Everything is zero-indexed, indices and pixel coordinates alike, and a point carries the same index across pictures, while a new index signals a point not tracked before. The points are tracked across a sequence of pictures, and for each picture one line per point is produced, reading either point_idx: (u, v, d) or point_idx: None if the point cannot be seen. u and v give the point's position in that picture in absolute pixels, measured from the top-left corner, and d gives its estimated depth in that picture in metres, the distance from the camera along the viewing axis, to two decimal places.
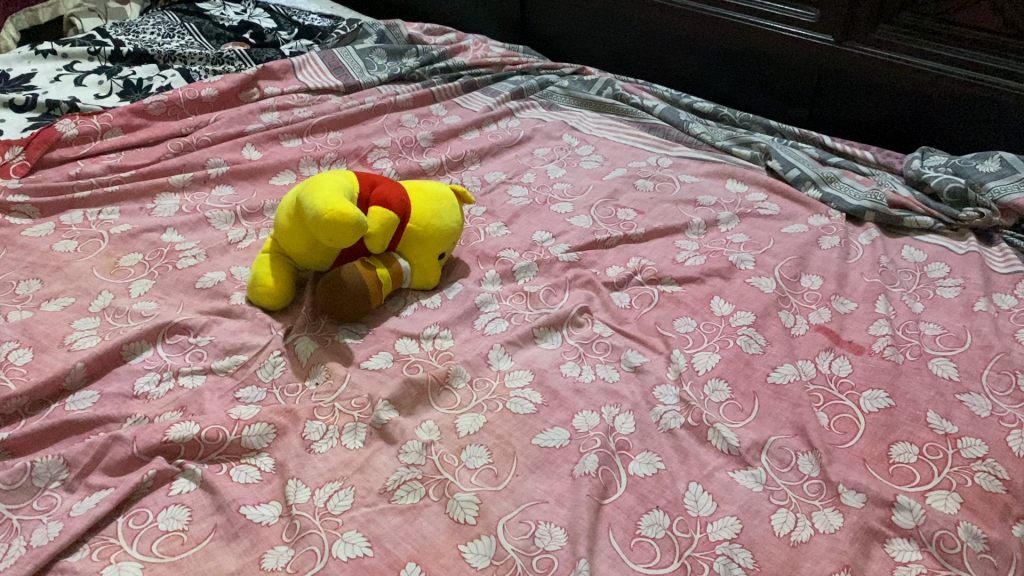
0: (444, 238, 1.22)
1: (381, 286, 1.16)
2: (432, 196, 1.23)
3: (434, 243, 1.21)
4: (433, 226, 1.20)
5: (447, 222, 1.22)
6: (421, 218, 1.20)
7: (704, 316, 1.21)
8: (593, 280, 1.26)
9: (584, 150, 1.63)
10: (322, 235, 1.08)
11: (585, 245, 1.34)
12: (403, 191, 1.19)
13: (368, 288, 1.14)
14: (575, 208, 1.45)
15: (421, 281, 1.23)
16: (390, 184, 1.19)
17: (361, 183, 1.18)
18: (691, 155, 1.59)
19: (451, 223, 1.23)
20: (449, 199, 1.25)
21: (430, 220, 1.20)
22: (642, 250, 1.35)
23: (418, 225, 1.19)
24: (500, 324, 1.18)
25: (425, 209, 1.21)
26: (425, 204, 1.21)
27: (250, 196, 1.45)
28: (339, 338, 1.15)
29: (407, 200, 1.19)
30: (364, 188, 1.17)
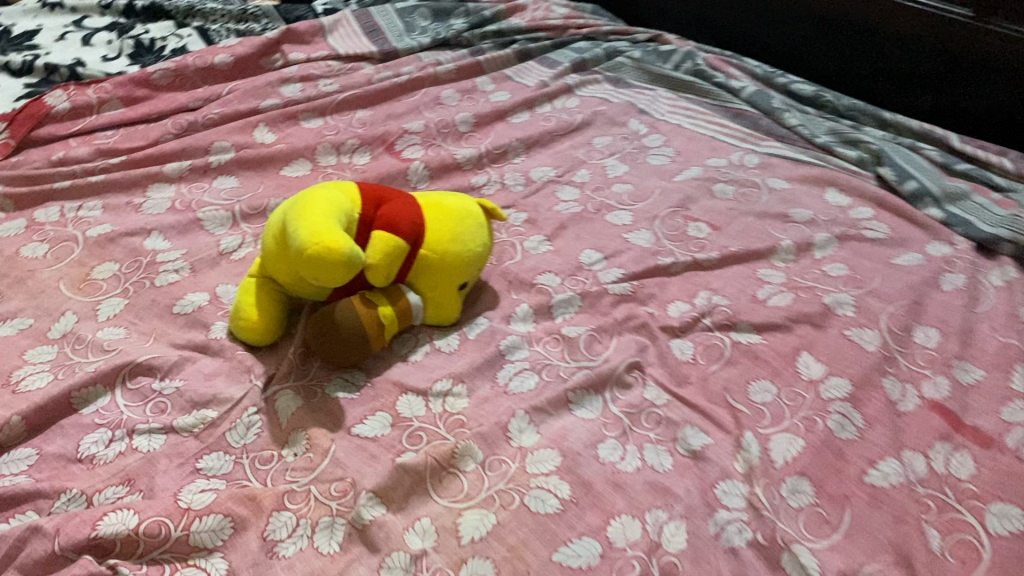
0: (465, 267, 1.00)
1: (382, 328, 0.95)
2: (453, 214, 1.00)
3: (452, 274, 0.99)
4: (452, 252, 0.98)
5: (470, 248, 1.00)
6: (438, 242, 0.97)
7: (786, 381, 0.97)
8: (650, 323, 1.02)
9: (653, 139, 1.36)
10: (307, 273, 0.87)
11: (644, 272, 1.10)
12: (416, 211, 0.97)
13: (365, 332, 0.93)
14: (635, 219, 1.19)
15: (435, 315, 1.01)
16: (401, 201, 0.97)
17: (363, 199, 0.96)
18: (782, 152, 1.30)
19: (474, 247, 1.00)
20: (476, 219, 1.02)
21: (447, 245, 0.98)
22: (715, 281, 1.10)
23: (432, 252, 0.97)
24: (528, 380, 0.96)
25: (442, 232, 0.98)
26: (445, 226, 0.99)
27: (255, 190, 1.24)
28: (329, 392, 0.94)
29: (420, 221, 0.96)
30: (368, 206, 0.95)
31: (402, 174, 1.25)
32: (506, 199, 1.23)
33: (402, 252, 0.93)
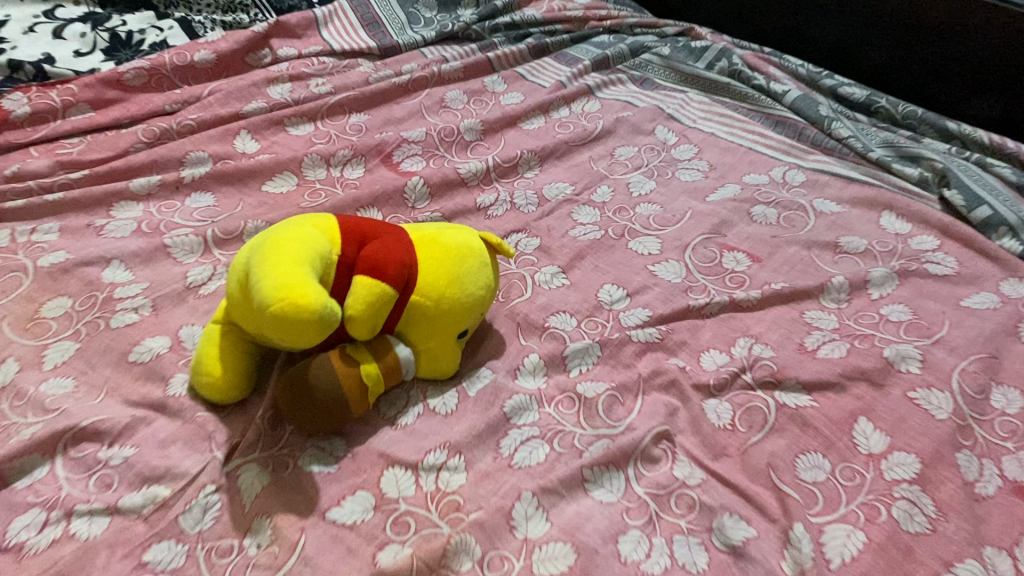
0: (464, 313, 0.85)
1: (365, 388, 0.80)
2: (451, 252, 0.85)
3: (449, 322, 0.85)
4: (449, 297, 0.83)
5: (471, 292, 0.85)
6: (432, 285, 0.83)
7: (842, 455, 0.82)
8: (681, 379, 0.87)
9: (684, 150, 1.20)
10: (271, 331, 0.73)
11: (673, 315, 0.95)
12: (406, 250, 0.82)
13: (344, 394, 0.79)
14: (664, 247, 1.04)
15: (429, 368, 0.87)
16: (389, 239, 0.82)
17: (344, 238, 0.81)
18: (830, 168, 1.15)
19: (475, 292, 0.85)
20: (478, 256, 0.87)
21: (442, 291, 0.83)
22: (755, 325, 0.95)
23: (425, 299, 0.83)
24: (536, 451, 0.82)
25: (437, 273, 0.84)
26: (441, 266, 0.84)
27: (233, 209, 1.10)
28: (302, 466, 0.80)
29: (411, 263, 0.82)
30: (349, 247, 0.81)
31: (399, 192, 1.09)
32: (515, 221, 1.07)
33: (389, 300, 0.79)
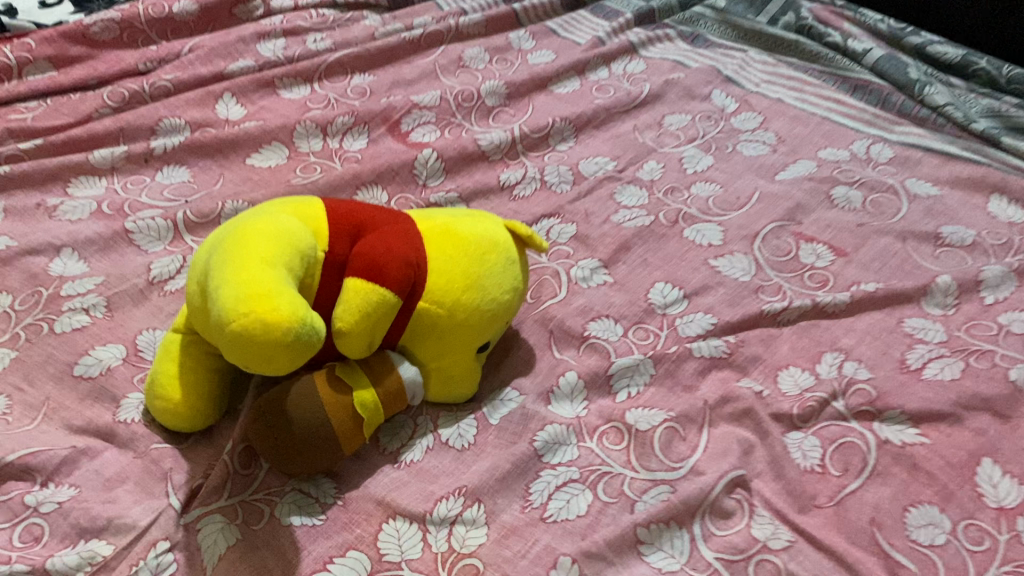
0: (485, 323, 0.68)
1: (358, 419, 0.64)
2: (470, 246, 0.68)
3: (466, 334, 0.67)
4: (466, 304, 0.66)
5: (494, 296, 0.68)
6: (444, 289, 0.66)
7: (966, 509, 0.64)
8: (757, 408, 0.70)
9: (746, 118, 1.01)
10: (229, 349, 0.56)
11: (742, 323, 0.77)
12: (412, 245, 0.65)
13: (332, 429, 0.62)
14: (727, 236, 0.86)
15: (441, 389, 0.70)
16: (390, 231, 0.65)
17: (333, 228, 0.64)
18: (923, 142, 0.96)
19: (499, 296, 0.68)
20: (503, 251, 0.70)
21: (458, 297, 0.66)
22: (843, 337, 0.77)
23: (436, 306, 0.65)
24: (576, 499, 0.64)
25: (453, 274, 0.66)
26: (456, 265, 0.67)
27: (212, 186, 0.93)
28: (279, 517, 0.63)
29: (418, 262, 0.65)
30: (340, 241, 0.63)
31: (407, 166, 0.92)
32: (547, 203, 0.90)
33: (390, 310, 0.61)
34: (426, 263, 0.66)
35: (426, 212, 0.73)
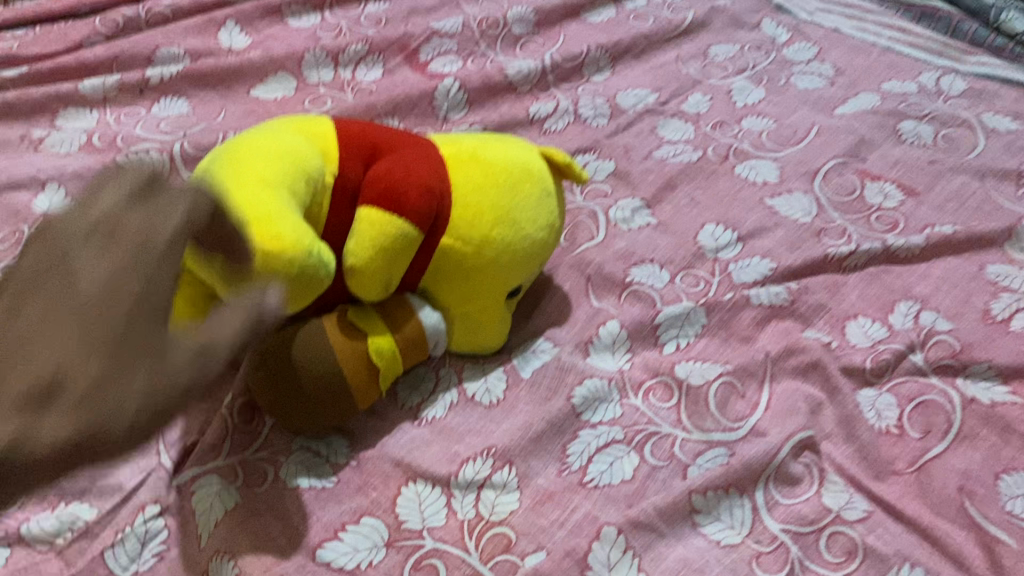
0: (518, 263, 0.60)
1: (374, 370, 0.56)
2: (502, 173, 0.59)
3: (497, 274, 0.59)
4: (497, 240, 0.58)
5: (528, 232, 0.60)
6: (471, 223, 0.57)
7: None
8: (826, 361, 0.62)
9: (800, 49, 0.92)
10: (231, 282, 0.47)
11: (804, 268, 0.69)
12: (435, 172, 0.57)
13: (343, 380, 0.54)
14: (783, 173, 0.77)
15: (468, 338, 0.62)
16: (409, 155, 0.56)
17: (344, 150, 0.56)
18: (1000, 72, 0.86)
19: (534, 233, 0.60)
20: (539, 182, 0.61)
21: (489, 231, 0.58)
22: (918, 283, 0.68)
23: (462, 242, 0.57)
24: (621, 462, 0.57)
25: (481, 206, 0.58)
26: (485, 196, 0.58)
27: (213, 118, 0.84)
28: (284, 479, 0.56)
29: (442, 190, 0.56)
30: (351, 165, 0.55)
31: (426, 97, 0.83)
32: (582, 138, 0.81)
33: (409, 245, 0.53)
34: (450, 194, 0.57)
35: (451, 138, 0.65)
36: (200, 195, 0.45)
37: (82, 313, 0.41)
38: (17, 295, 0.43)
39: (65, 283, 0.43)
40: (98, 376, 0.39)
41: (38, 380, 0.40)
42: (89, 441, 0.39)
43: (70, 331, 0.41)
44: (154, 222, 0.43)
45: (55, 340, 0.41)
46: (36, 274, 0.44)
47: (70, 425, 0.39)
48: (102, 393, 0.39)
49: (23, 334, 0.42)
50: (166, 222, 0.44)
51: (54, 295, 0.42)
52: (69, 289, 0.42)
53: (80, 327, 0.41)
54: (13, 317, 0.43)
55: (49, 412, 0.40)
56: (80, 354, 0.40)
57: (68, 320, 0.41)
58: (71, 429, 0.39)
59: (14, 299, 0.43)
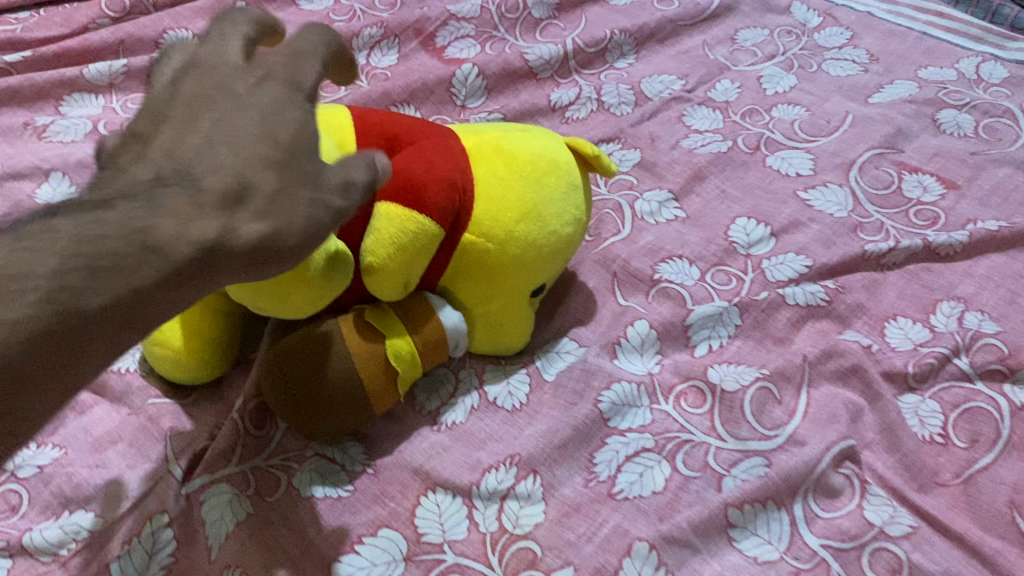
0: (544, 259, 0.57)
1: (393, 371, 0.53)
2: (527, 166, 0.56)
3: (520, 272, 0.56)
4: (521, 236, 0.55)
5: (556, 226, 0.56)
6: (494, 219, 0.54)
7: None
8: (866, 365, 0.59)
9: (832, 34, 0.89)
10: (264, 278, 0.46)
11: (840, 266, 0.66)
12: (456, 164, 0.53)
13: (362, 383, 0.52)
14: (817, 165, 0.74)
15: (490, 336, 0.59)
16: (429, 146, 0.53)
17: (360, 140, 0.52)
18: None
19: (560, 229, 0.57)
20: (564, 174, 0.58)
21: (514, 227, 0.54)
22: (961, 282, 0.65)
23: (485, 238, 0.54)
24: (652, 472, 0.54)
25: (504, 200, 0.55)
26: (510, 189, 0.55)
27: None
28: (298, 488, 0.53)
29: (465, 183, 0.53)
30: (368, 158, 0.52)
31: (444, 84, 0.80)
32: (606, 127, 0.78)
33: (429, 243, 0.50)
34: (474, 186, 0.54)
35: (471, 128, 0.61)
36: (329, 35, 0.44)
37: (247, 117, 0.38)
38: (166, 100, 0.38)
39: (215, 99, 0.38)
40: (282, 181, 0.37)
41: (215, 176, 0.36)
42: (275, 245, 0.37)
43: (239, 132, 0.37)
44: (298, 65, 0.40)
45: (223, 141, 0.37)
46: (184, 79, 0.39)
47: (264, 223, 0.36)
48: (290, 192, 0.37)
49: (181, 134, 0.37)
50: (311, 45, 0.42)
51: (207, 108, 0.38)
52: (229, 97, 0.38)
53: (250, 126, 0.38)
54: (164, 122, 0.38)
55: (240, 211, 0.36)
56: (254, 160, 0.37)
57: (237, 124, 0.37)
58: (256, 231, 0.36)
59: (156, 107, 0.38)
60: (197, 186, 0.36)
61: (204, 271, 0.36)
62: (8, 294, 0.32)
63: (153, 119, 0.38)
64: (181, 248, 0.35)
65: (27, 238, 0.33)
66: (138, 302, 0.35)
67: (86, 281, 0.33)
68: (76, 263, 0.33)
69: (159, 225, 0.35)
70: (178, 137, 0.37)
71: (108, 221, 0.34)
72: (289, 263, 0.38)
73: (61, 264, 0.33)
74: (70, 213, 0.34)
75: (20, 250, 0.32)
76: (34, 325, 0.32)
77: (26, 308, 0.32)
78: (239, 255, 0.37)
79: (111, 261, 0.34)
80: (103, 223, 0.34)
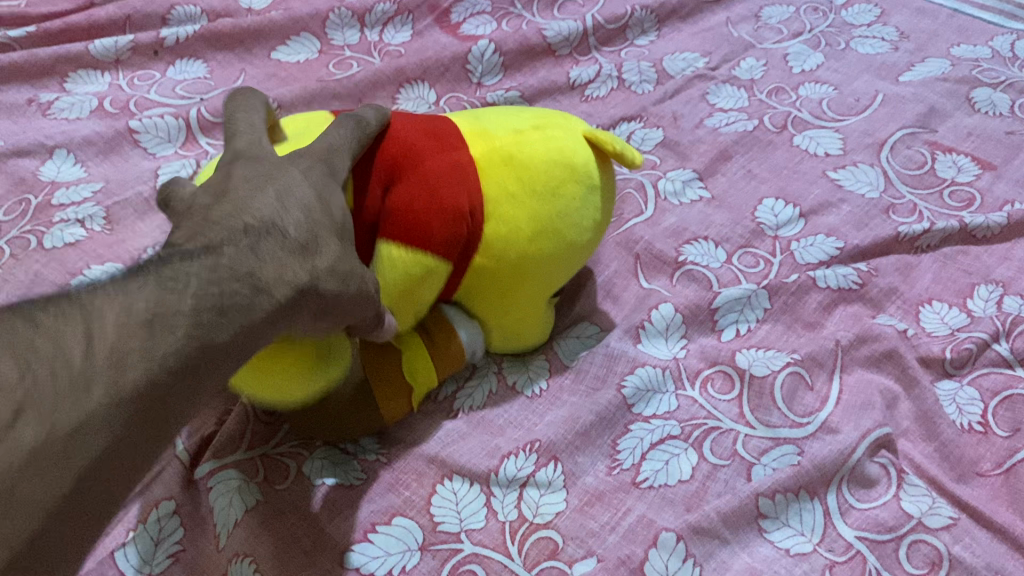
0: (561, 268, 0.52)
1: (404, 375, 0.51)
2: (545, 173, 0.49)
3: (537, 284, 0.51)
4: (537, 255, 0.49)
5: (574, 242, 0.51)
6: (506, 241, 0.48)
7: None
8: (901, 350, 0.56)
9: (859, 11, 0.86)
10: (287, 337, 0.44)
11: (872, 248, 0.63)
12: (462, 184, 0.47)
13: (370, 380, 0.50)
14: (847, 144, 0.71)
15: (507, 337, 0.55)
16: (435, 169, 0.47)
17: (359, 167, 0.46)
18: None
19: (581, 237, 0.51)
20: (583, 181, 0.51)
21: (529, 244, 0.49)
22: (998, 265, 0.62)
23: (497, 261, 0.49)
24: (678, 460, 0.51)
25: (517, 222, 0.48)
26: (523, 208, 0.48)
27: (232, 83, 0.79)
28: (308, 476, 0.51)
29: (474, 205, 0.47)
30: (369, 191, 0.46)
31: (459, 61, 0.78)
32: (628, 104, 0.75)
33: (433, 278, 0.47)
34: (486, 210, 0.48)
35: (482, 114, 0.54)
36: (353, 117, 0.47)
37: (307, 183, 0.40)
38: (222, 178, 0.39)
39: (273, 165, 0.40)
40: (342, 245, 0.39)
41: (296, 227, 0.37)
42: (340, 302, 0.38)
43: (303, 191, 0.39)
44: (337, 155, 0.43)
45: (295, 196, 0.38)
46: (232, 163, 0.40)
47: (339, 273, 0.38)
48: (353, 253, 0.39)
49: (252, 193, 0.38)
50: (345, 133, 0.44)
51: (267, 169, 0.39)
52: (281, 168, 0.40)
53: (315, 190, 0.39)
54: (227, 189, 0.38)
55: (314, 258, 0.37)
56: (323, 219, 0.38)
57: (300, 185, 0.39)
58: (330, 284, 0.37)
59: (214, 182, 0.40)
60: (282, 235, 0.36)
61: (285, 322, 0.36)
62: (156, 330, 0.31)
63: (215, 191, 0.38)
64: (287, 292, 0.35)
65: (159, 279, 0.33)
66: (240, 349, 0.34)
67: (218, 319, 0.33)
68: (207, 301, 0.33)
69: (264, 268, 0.35)
70: (250, 196, 0.37)
71: (226, 263, 0.34)
72: (341, 324, 0.40)
73: (198, 302, 0.32)
74: (177, 261, 0.34)
75: (159, 291, 0.32)
76: (182, 358, 0.31)
77: (175, 343, 0.31)
78: (321, 304, 0.37)
79: (236, 302, 0.33)
80: (222, 265, 0.34)
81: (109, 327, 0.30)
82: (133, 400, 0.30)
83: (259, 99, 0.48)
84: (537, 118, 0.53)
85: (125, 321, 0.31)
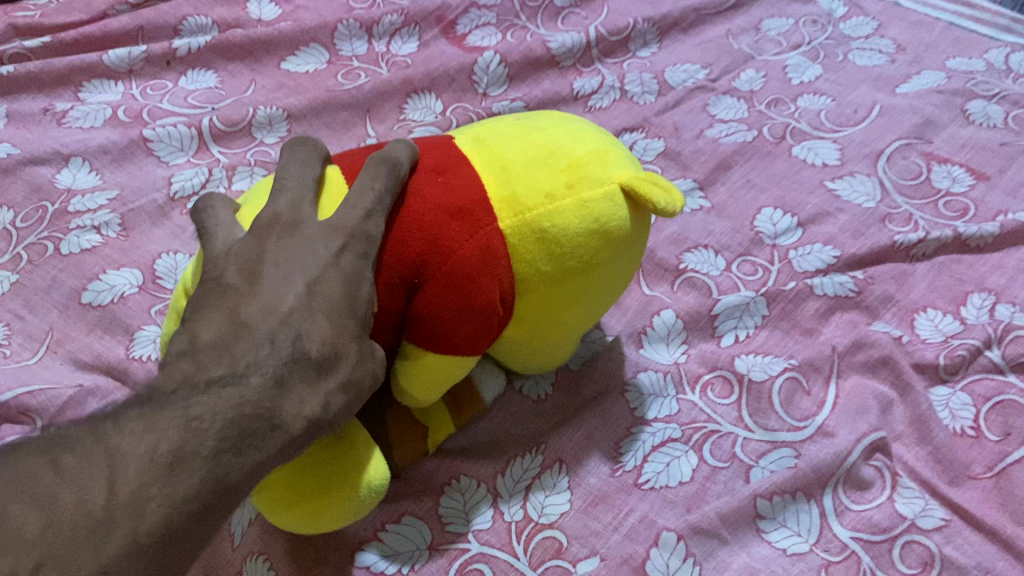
0: (591, 310, 0.50)
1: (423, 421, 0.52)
2: (586, 254, 0.45)
3: (560, 329, 0.50)
4: (563, 316, 0.49)
5: (593, 301, 0.49)
6: (533, 315, 0.47)
7: None
8: (897, 356, 0.58)
9: (858, 24, 0.88)
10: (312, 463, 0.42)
11: (868, 256, 0.65)
12: (492, 277, 0.44)
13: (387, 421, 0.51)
14: (844, 154, 0.73)
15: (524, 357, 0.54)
16: (462, 263, 0.43)
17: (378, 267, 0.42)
18: None
19: (613, 284, 0.49)
20: (616, 241, 0.46)
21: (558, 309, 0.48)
22: (991, 273, 0.64)
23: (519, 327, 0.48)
24: (678, 462, 0.53)
25: (546, 295, 0.46)
26: (550, 285, 0.45)
27: (242, 92, 0.80)
28: None
29: (504, 293, 0.45)
30: (390, 298, 0.43)
31: (465, 73, 0.80)
32: (631, 115, 0.77)
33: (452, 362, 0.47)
34: (512, 296, 0.45)
35: (499, 146, 0.46)
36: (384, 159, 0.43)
37: (335, 273, 0.37)
38: (250, 251, 0.37)
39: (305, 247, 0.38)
40: (362, 347, 0.38)
41: (318, 345, 0.35)
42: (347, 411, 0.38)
43: (330, 289, 0.37)
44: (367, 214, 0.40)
45: (320, 298, 0.36)
46: (263, 232, 0.38)
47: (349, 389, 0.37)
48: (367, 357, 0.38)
49: (282, 287, 0.36)
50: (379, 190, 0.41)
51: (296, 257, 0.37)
52: (314, 253, 0.37)
53: (342, 283, 0.37)
54: (258, 278, 0.36)
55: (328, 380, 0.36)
56: (345, 324, 0.37)
57: (329, 281, 0.37)
58: (340, 403, 0.37)
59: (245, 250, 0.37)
60: (306, 353, 0.35)
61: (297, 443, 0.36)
62: (177, 477, 0.31)
63: (244, 270, 0.36)
64: (301, 426, 0.35)
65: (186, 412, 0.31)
66: (253, 478, 0.34)
67: (236, 460, 0.33)
68: (226, 442, 0.32)
69: (285, 404, 0.34)
70: (280, 296, 0.35)
71: (250, 397, 0.33)
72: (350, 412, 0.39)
73: (218, 444, 0.32)
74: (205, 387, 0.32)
75: (186, 430, 0.31)
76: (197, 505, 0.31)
77: (193, 491, 0.31)
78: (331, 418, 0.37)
79: (254, 438, 0.33)
80: (246, 402, 0.33)
81: (133, 473, 0.29)
82: (148, 548, 0.30)
83: (315, 146, 0.45)
84: (566, 155, 0.46)
85: (148, 466, 0.30)
